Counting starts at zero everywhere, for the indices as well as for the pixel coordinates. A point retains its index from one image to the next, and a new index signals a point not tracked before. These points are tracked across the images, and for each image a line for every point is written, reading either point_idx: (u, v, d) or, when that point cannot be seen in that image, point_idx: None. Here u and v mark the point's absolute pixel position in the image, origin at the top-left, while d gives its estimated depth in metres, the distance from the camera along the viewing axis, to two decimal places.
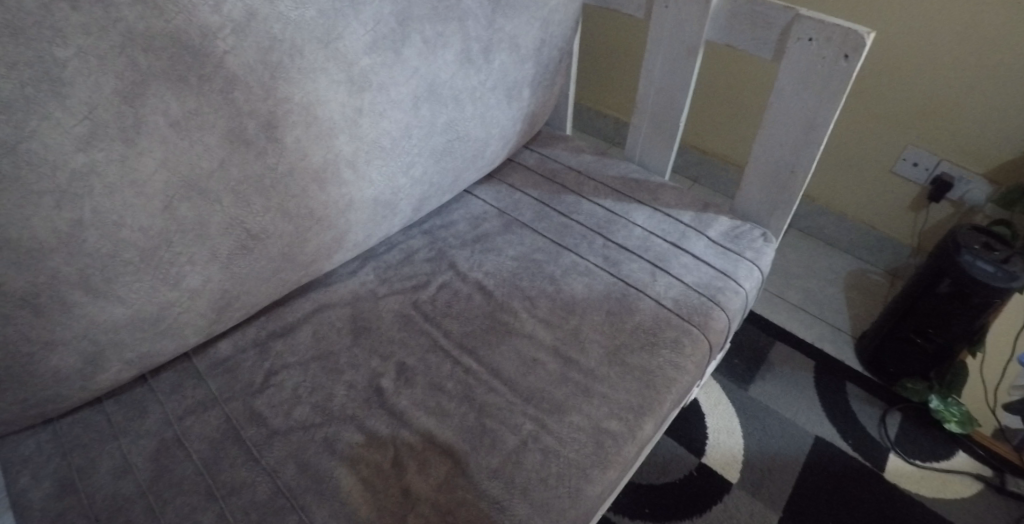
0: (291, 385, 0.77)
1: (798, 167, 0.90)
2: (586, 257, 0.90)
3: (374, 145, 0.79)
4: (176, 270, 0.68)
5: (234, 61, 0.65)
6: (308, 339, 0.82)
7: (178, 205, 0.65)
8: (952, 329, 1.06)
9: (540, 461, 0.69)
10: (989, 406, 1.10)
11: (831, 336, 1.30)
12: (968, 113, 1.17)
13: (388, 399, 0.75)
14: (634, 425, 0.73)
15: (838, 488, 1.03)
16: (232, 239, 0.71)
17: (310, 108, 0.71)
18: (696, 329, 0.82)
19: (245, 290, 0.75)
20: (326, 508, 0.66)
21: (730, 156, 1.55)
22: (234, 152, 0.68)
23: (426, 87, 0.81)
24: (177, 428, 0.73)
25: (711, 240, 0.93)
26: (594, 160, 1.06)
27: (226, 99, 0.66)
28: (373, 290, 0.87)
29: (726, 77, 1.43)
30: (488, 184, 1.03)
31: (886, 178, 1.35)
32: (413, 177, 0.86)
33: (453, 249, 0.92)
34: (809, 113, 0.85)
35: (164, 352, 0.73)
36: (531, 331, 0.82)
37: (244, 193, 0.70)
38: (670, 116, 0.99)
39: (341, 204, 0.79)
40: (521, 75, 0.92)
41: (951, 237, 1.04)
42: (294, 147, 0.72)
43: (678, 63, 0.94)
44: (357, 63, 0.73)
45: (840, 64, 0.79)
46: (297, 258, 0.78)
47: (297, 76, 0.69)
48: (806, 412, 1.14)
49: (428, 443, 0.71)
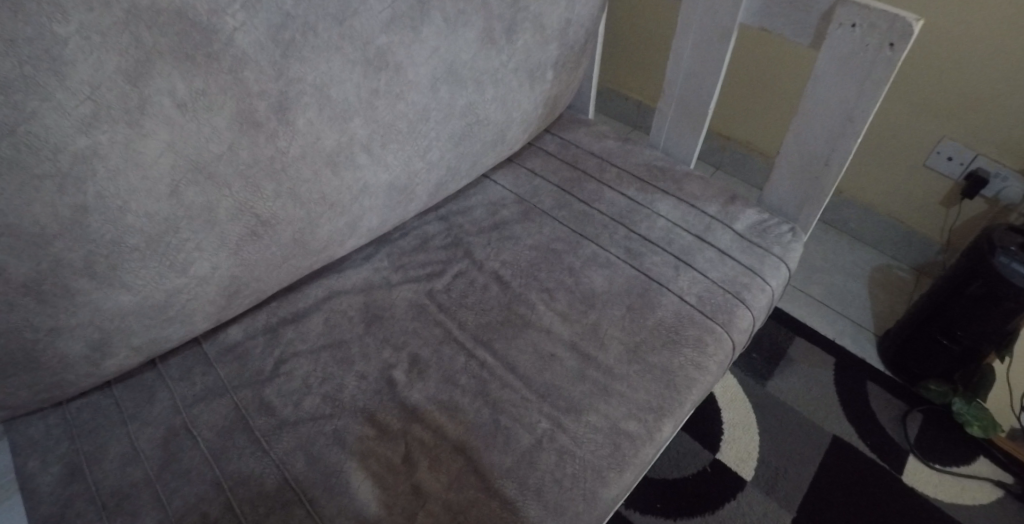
0: (301, 374, 0.75)
1: (833, 160, 0.85)
2: (607, 249, 0.87)
3: (390, 128, 0.75)
4: (185, 256, 0.65)
5: (244, 39, 0.62)
6: (319, 326, 0.80)
7: (185, 190, 0.63)
8: (981, 332, 1.03)
9: (555, 461, 0.67)
10: (1012, 409, 1.07)
11: (852, 333, 1.26)
12: (1009, 106, 1.12)
13: (400, 391, 0.73)
14: (653, 427, 0.70)
15: (853, 490, 1.01)
16: (242, 224, 0.68)
17: (323, 89, 0.68)
18: (720, 327, 0.79)
19: (255, 277, 0.73)
20: (334, 503, 0.64)
21: (757, 145, 1.51)
22: (244, 135, 0.65)
23: (446, 68, 0.77)
24: (185, 416, 0.72)
25: (737, 234, 0.89)
26: (617, 147, 1.02)
27: (235, 79, 0.63)
28: (386, 278, 0.85)
29: (757, 63, 1.37)
30: (507, 168, 0.99)
31: (917, 171, 1.30)
32: (430, 162, 0.82)
33: (469, 237, 0.89)
34: (848, 103, 0.80)
35: (173, 339, 0.71)
36: (549, 325, 0.79)
37: (254, 177, 0.67)
38: (699, 103, 0.95)
39: (354, 189, 0.76)
40: (545, 56, 0.87)
41: (985, 237, 1.00)
42: (307, 130, 0.69)
43: (710, 47, 0.89)
44: (373, 42, 0.70)
45: (885, 53, 0.74)
46: (308, 245, 0.76)
47: (309, 55, 0.66)
48: (824, 410, 1.12)
49: (440, 438, 0.69)
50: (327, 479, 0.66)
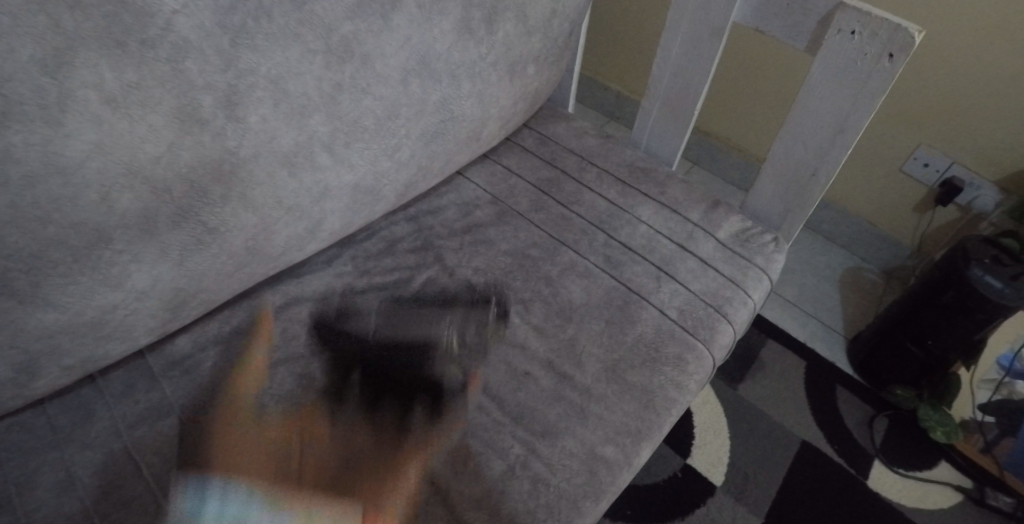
0: (256, 392, 0.69)
1: (821, 170, 0.82)
2: (586, 257, 0.83)
3: (355, 125, 0.68)
4: (120, 270, 0.58)
5: (185, 23, 0.54)
6: (276, 338, 0.74)
7: (118, 196, 0.55)
8: (949, 342, 1.03)
9: (528, 490, 0.64)
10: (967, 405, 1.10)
11: (823, 335, 1.27)
12: (988, 116, 1.10)
13: (363, 378, 0.70)
14: (631, 452, 0.67)
15: (820, 495, 1.02)
16: (186, 233, 0.61)
17: (279, 81, 0.61)
18: (701, 344, 0.76)
19: (202, 287, 0.66)
20: (292, 479, 0.63)
21: (737, 143, 1.48)
22: (187, 133, 0.57)
23: (419, 60, 0.70)
24: (126, 438, 0.66)
25: (719, 243, 0.86)
26: (598, 145, 0.96)
27: (175, 69, 0.55)
28: (350, 284, 0.79)
29: (746, 63, 1.34)
30: (481, 164, 0.93)
31: (893, 175, 1.29)
32: (398, 161, 0.75)
33: (440, 240, 0.84)
34: (841, 113, 0.77)
35: (110, 356, 0.64)
36: (524, 341, 0.75)
37: (199, 181, 0.60)
38: (686, 103, 0.90)
39: (315, 191, 0.69)
40: (527, 48, 0.81)
41: (960, 248, 1.00)
42: (260, 127, 0.61)
43: (700, 45, 0.84)
44: (337, 29, 0.62)
45: (883, 64, 0.71)
46: (263, 251, 0.69)
47: (263, 44, 0.59)
48: (794, 414, 1.12)
49: (401, 429, 0.67)
50: (281, 466, 0.64)
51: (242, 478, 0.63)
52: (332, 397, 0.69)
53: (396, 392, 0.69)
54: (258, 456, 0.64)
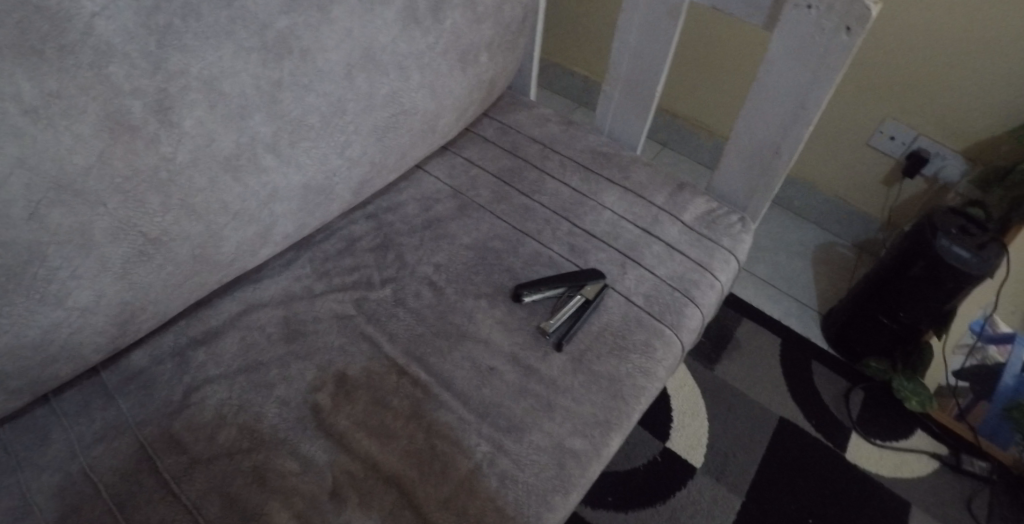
0: (215, 404, 0.67)
1: (784, 148, 0.82)
2: (550, 247, 0.81)
3: (299, 124, 0.66)
4: (59, 287, 0.55)
5: (106, 26, 0.52)
6: (234, 347, 0.71)
7: (48, 212, 0.53)
8: (919, 313, 1.04)
9: (495, 489, 0.63)
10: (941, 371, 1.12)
11: (797, 312, 1.27)
12: (951, 87, 1.10)
13: (348, 381, 0.70)
14: (600, 443, 0.67)
15: (800, 471, 1.03)
16: (126, 245, 0.58)
17: (213, 82, 0.58)
18: (669, 329, 0.75)
19: (151, 300, 0.63)
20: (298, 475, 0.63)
21: (704, 123, 1.47)
22: (116, 142, 0.55)
23: (362, 53, 0.68)
24: (82, 459, 0.62)
25: (685, 225, 0.85)
26: (560, 132, 0.95)
27: (100, 75, 0.53)
28: (308, 287, 0.77)
29: (706, 37, 1.32)
30: (441, 157, 0.92)
31: (861, 150, 1.28)
32: (350, 158, 0.73)
33: (400, 237, 0.82)
34: (801, 89, 0.76)
35: (60, 377, 0.61)
36: (488, 336, 0.73)
37: (135, 190, 0.57)
38: (645, 85, 0.89)
39: (262, 194, 0.66)
40: (477, 36, 0.79)
41: (928, 219, 1.00)
42: (196, 131, 0.59)
43: (657, 25, 0.83)
44: (272, 24, 0.60)
45: (841, 37, 0.70)
46: (213, 260, 0.66)
47: (193, 43, 0.56)
48: (771, 392, 1.13)
49: (393, 419, 0.67)
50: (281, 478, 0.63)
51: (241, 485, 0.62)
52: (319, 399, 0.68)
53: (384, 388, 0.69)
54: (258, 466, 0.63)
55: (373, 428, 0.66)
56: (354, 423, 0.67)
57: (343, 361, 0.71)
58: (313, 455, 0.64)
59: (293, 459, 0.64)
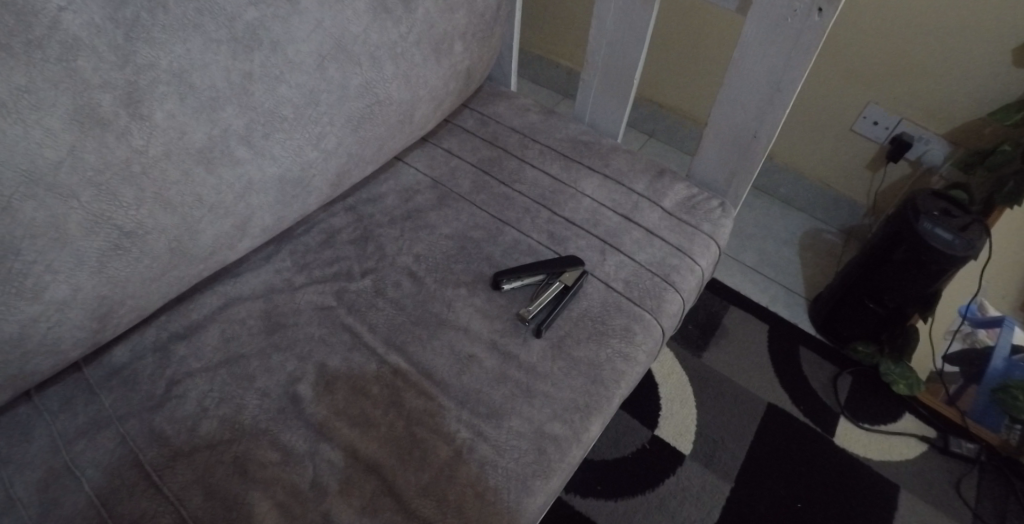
0: (196, 396, 0.67)
1: (761, 132, 0.82)
2: (529, 235, 0.82)
3: (272, 116, 0.66)
4: (34, 282, 0.55)
5: (73, 20, 0.52)
6: (215, 340, 0.71)
7: (20, 205, 0.53)
8: (904, 296, 1.04)
9: (477, 474, 0.63)
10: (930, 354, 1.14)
11: (784, 298, 1.27)
12: (932, 70, 1.10)
13: (327, 371, 0.70)
14: (579, 427, 0.67)
15: (789, 456, 1.03)
16: (101, 238, 0.58)
17: (183, 75, 0.59)
18: (648, 314, 0.76)
19: (130, 294, 0.63)
20: (279, 463, 0.63)
21: (690, 113, 1.47)
22: (87, 135, 0.55)
23: (334, 44, 0.68)
24: (64, 454, 0.62)
25: (665, 211, 0.85)
26: (540, 121, 0.96)
27: (68, 69, 0.53)
28: (289, 280, 0.77)
29: (684, 25, 1.33)
30: (421, 149, 0.92)
31: (845, 136, 1.28)
32: (326, 150, 0.74)
33: (380, 228, 0.82)
34: (776, 72, 0.76)
35: (40, 372, 0.61)
36: (467, 323, 0.74)
37: (108, 184, 0.57)
38: (622, 73, 0.89)
39: (238, 187, 0.67)
40: (450, 26, 0.80)
41: (910, 202, 1.00)
42: (167, 124, 0.59)
43: (631, 12, 0.83)
44: (240, 16, 0.61)
45: (813, 19, 0.70)
46: (190, 253, 0.66)
47: (161, 36, 0.57)
48: (759, 378, 1.13)
49: (373, 407, 0.67)
50: (261, 465, 0.63)
51: (224, 474, 0.62)
52: (300, 389, 0.68)
53: (364, 377, 0.70)
54: (239, 455, 0.63)
55: (354, 416, 0.67)
56: (335, 412, 0.67)
57: (323, 352, 0.71)
58: (293, 445, 0.65)
59: (274, 449, 0.64)
